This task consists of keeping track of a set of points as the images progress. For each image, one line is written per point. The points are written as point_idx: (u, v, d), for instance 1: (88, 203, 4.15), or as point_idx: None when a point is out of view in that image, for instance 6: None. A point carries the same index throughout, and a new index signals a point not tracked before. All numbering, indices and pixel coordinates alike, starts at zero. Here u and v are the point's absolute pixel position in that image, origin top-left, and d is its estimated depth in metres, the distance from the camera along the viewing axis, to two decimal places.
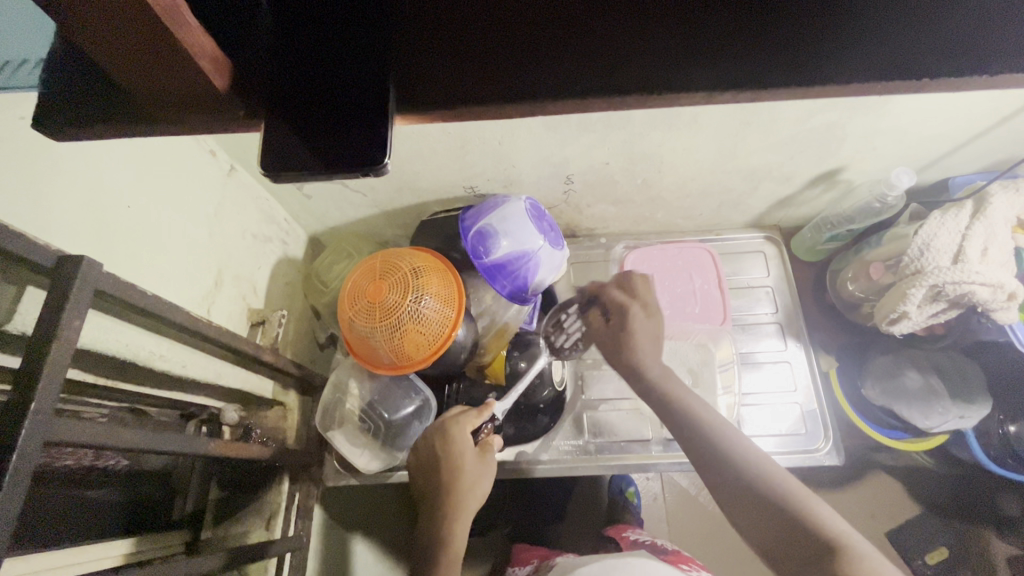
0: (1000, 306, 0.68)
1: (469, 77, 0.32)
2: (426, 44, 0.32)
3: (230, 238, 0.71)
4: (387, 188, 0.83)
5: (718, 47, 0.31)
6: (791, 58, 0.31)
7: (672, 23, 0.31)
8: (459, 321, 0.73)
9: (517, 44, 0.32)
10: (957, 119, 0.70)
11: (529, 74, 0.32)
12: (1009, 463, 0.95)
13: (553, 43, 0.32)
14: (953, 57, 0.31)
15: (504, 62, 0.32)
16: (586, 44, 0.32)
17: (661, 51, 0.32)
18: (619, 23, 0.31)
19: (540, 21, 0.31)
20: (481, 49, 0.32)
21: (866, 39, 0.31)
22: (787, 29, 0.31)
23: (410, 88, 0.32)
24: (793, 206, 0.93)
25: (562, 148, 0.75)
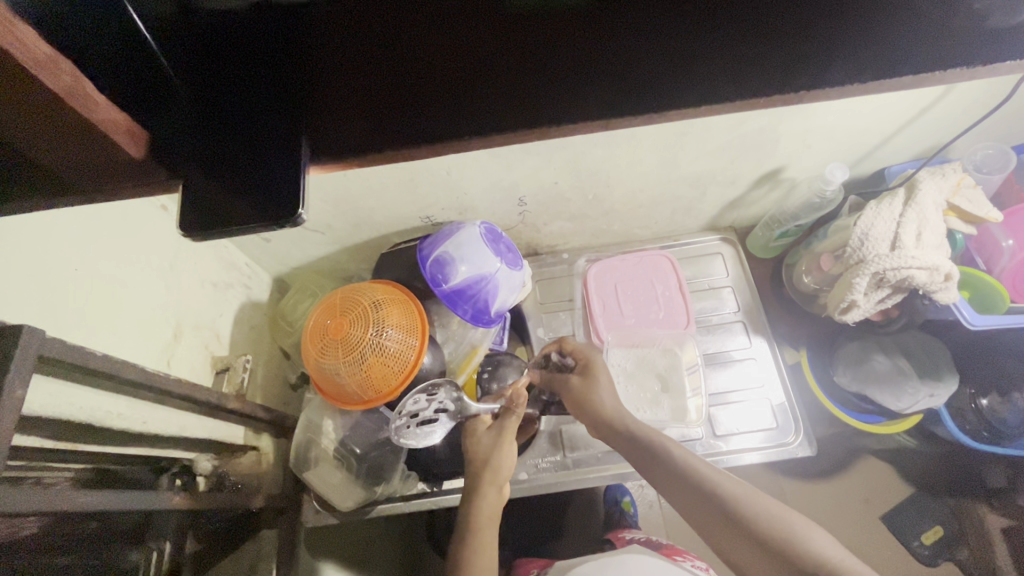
0: (939, 287, 0.71)
1: (379, 127, 0.34)
2: (334, 101, 0.34)
3: (188, 289, 0.71)
4: (345, 225, 0.84)
5: (604, 80, 0.34)
6: (678, 84, 0.34)
7: (566, 57, 0.34)
8: (423, 349, 0.74)
9: (421, 94, 0.34)
10: (880, 114, 0.73)
11: (439, 120, 0.34)
12: (984, 435, 0.99)
13: (451, 93, 0.34)
14: (834, 66, 0.33)
15: (411, 112, 0.34)
16: (486, 83, 0.34)
17: (553, 89, 0.34)
18: (515, 67, 0.34)
19: (441, 71, 0.34)
20: (389, 100, 0.34)
21: (743, 61, 0.34)
22: (671, 60, 0.34)
23: (321, 141, 0.34)
24: (743, 207, 0.96)
25: (510, 172, 0.77)
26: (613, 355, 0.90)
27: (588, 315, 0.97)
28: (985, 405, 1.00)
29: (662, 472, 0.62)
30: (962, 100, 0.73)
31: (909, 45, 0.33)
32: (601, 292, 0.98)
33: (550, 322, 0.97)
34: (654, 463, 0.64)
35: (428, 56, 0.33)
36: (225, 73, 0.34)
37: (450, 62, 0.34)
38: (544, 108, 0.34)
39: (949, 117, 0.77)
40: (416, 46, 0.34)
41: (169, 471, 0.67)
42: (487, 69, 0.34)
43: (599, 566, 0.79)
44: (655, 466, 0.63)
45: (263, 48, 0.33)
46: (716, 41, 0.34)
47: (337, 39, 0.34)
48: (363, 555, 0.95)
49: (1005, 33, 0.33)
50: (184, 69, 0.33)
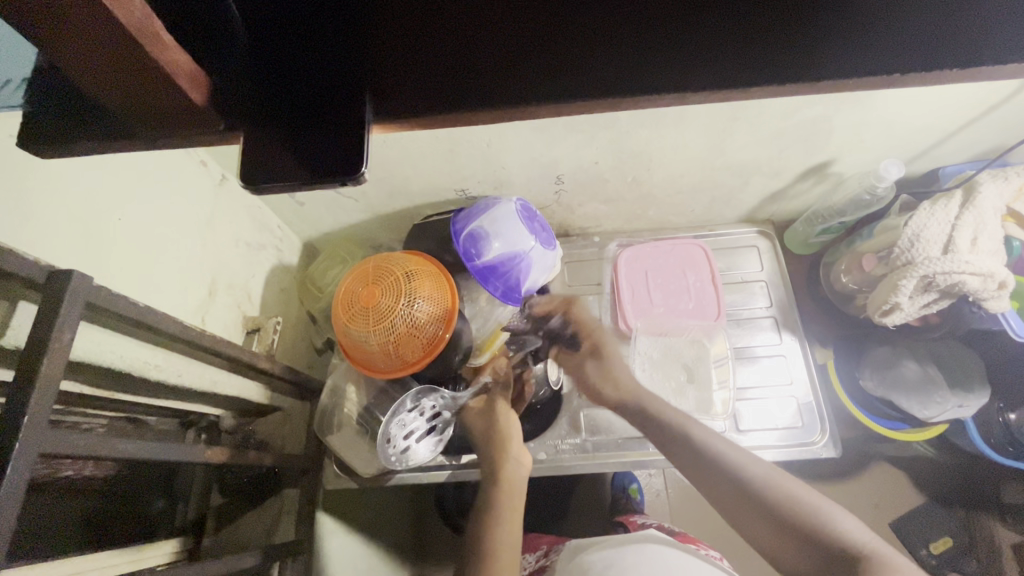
0: (991, 295, 0.68)
1: (442, 87, 0.33)
2: (400, 57, 0.33)
3: (223, 248, 0.71)
4: (379, 192, 0.83)
5: (685, 48, 0.32)
6: (761, 59, 0.32)
7: (645, 22, 0.32)
8: (453, 322, 0.73)
9: (489, 55, 0.32)
10: (943, 109, 0.70)
11: (508, 86, 0.33)
12: (1010, 451, 0.98)
13: (521, 54, 0.32)
14: (943, 52, 0.31)
15: (477, 76, 0.33)
16: (558, 48, 0.32)
17: (632, 53, 0.32)
18: (588, 31, 0.32)
19: (512, 31, 0.32)
20: (455, 59, 0.32)
21: (835, 40, 0.32)
22: (755, 35, 0.32)
23: (383, 101, 0.33)
24: (785, 200, 0.93)
25: (551, 149, 0.75)
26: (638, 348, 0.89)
27: (617, 300, 0.95)
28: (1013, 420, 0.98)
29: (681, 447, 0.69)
30: None
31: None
32: (631, 277, 0.96)
33: None
34: (678, 442, 0.69)
35: (495, 14, 0.32)
36: (290, 23, 0.32)
37: (520, 26, 0.32)
38: (620, 77, 0.32)
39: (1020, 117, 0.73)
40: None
41: (195, 427, 0.72)
42: (561, 31, 0.32)
43: (615, 548, 0.79)
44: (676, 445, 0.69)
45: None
46: (811, 18, 0.32)
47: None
48: (375, 521, 0.97)
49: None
50: (251, 15, 0.32)
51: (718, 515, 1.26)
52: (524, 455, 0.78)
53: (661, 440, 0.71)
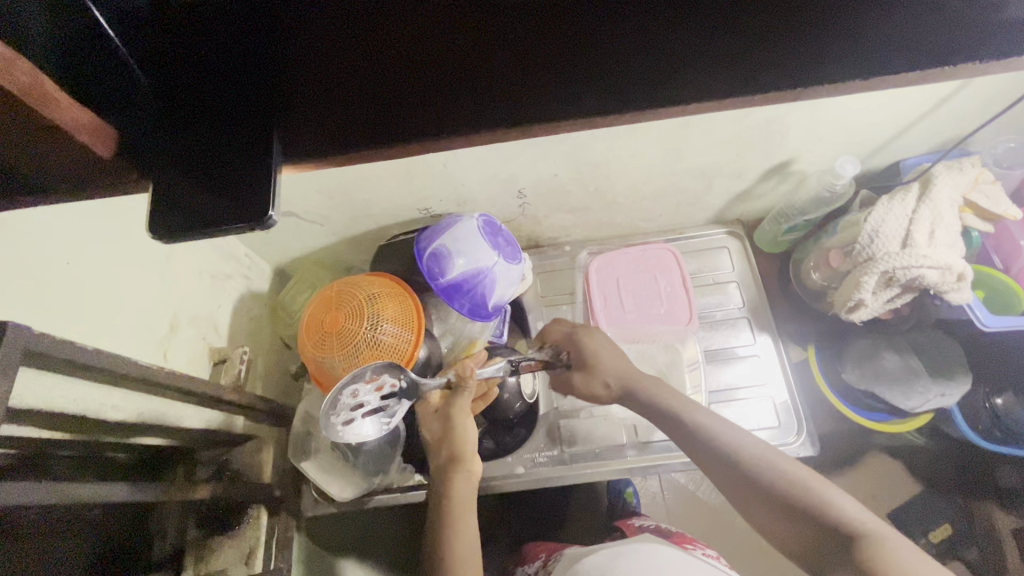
0: (951, 287, 0.67)
1: (354, 121, 0.33)
2: (305, 95, 0.33)
3: (185, 280, 0.71)
4: (343, 216, 0.83)
5: (595, 72, 0.32)
6: (657, 74, 0.32)
7: (549, 45, 0.32)
8: (419, 342, 0.73)
9: (400, 90, 0.33)
10: (893, 105, 0.70)
11: (420, 114, 0.33)
12: (996, 435, 1.00)
13: (430, 86, 0.33)
14: (859, 52, 0.32)
15: (385, 108, 0.33)
16: (466, 78, 0.33)
17: (547, 80, 0.33)
18: (495, 62, 0.32)
19: (415, 57, 0.33)
20: (364, 96, 0.33)
21: (731, 62, 0.32)
22: (657, 53, 0.32)
23: (293, 138, 0.33)
24: (750, 201, 0.93)
25: (507, 165, 0.76)
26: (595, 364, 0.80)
27: (589, 309, 0.95)
28: (1000, 405, 1.01)
29: (681, 432, 0.65)
30: (986, 89, 0.69)
31: (918, 38, 0.31)
32: (603, 286, 0.95)
33: (550, 315, 0.97)
34: (676, 424, 0.65)
35: (401, 45, 0.33)
36: (202, 75, 0.33)
37: (428, 56, 0.33)
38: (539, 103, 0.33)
39: (973, 107, 0.72)
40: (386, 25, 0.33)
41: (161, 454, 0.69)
42: (467, 61, 0.33)
43: (611, 555, 0.78)
44: (678, 429, 0.65)
45: (239, 30, 0.33)
46: (711, 38, 0.32)
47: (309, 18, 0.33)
48: (365, 542, 0.97)
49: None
50: (158, 68, 0.32)
51: (715, 514, 1.25)
52: (476, 467, 0.70)
53: (669, 422, 0.66)
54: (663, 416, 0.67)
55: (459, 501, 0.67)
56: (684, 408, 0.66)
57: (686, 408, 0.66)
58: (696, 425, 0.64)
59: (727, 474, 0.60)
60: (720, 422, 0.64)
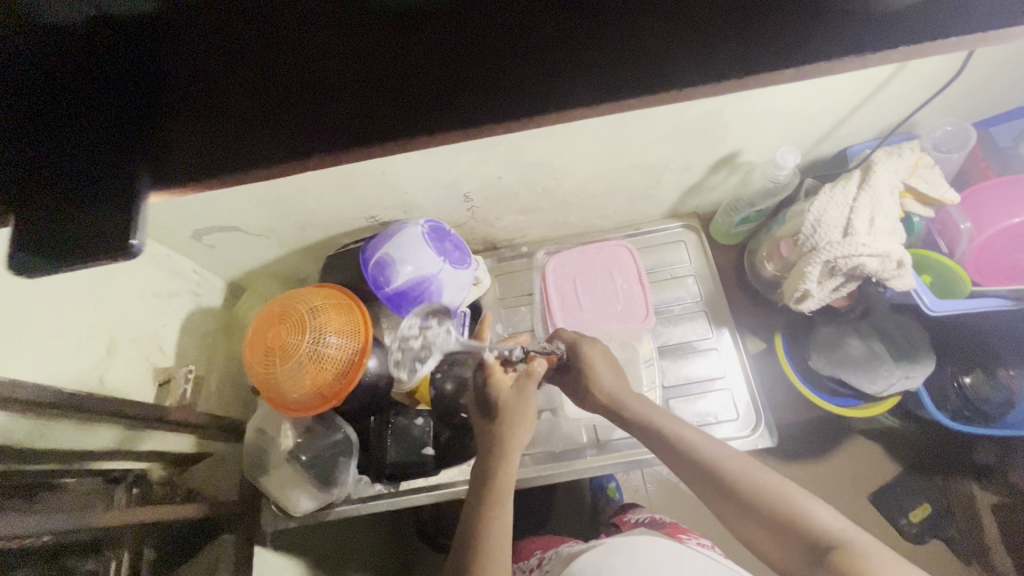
0: (892, 275, 0.67)
1: (230, 139, 0.31)
2: (175, 110, 0.31)
3: (125, 301, 0.70)
4: (288, 227, 0.82)
5: (484, 62, 0.29)
6: (544, 67, 0.29)
7: (434, 42, 0.30)
8: (365, 353, 0.72)
9: (284, 104, 0.31)
10: (830, 93, 0.70)
11: (303, 127, 0.31)
12: (965, 414, 1.02)
13: (307, 102, 0.31)
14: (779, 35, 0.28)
15: (267, 124, 0.31)
16: (352, 85, 0.30)
17: (433, 76, 0.30)
18: (378, 75, 0.30)
19: (300, 67, 0.30)
20: (247, 110, 0.31)
21: (616, 51, 0.29)
22: (538, 39, 0.29)
23: (168, 160, 0.31)
24: (703, 193, 0.92)
25: (448, 169, 0.75)
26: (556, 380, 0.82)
27: (547, 309, 0.94)
28: (967, 383, 1.02)
29: (660, 445, 0.63)
30: (920, 74, 0.68)
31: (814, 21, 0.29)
32: (560, 285, 0.95)
33: (510, 317, 0.96)
34: (654, 436, 0.64)
35: (283, 56, 0.30)
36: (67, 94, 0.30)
37: (313, 68, 0.30)
38: (432, 112, 0.30)
39: (911, 91, 0.72)
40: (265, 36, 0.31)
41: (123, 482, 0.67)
42: (348, 70, 0.30)
43: (606, 551, 0.75)
44: (658, 443, 0.64)
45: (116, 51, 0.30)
46: (593, 23, 0.29)
47: (182, 32, 0.30)
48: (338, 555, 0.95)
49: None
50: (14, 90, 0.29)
51: (697, 506, 1.26)
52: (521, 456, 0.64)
53: (648, 435, 0.65)
54: (642, 428, 0.66)
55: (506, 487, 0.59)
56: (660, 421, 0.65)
57: (671, 422, 0.64)
58: (674, 438, 0.62)
59: (709, 486, 0.59)
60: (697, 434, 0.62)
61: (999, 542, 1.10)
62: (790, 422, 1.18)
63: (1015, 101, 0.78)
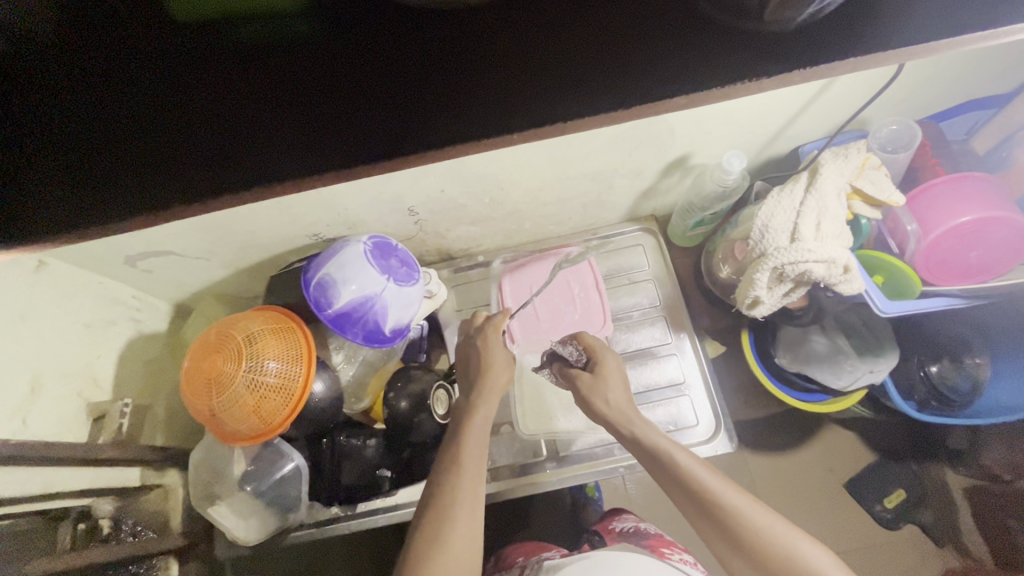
0: (839, 280, 0.66)
1: (86, 201, 0.32)
2: (42, 180, 0.32)
3: (52, 335, 0.67)
4: (228, 249, 0.80)
5: (371, 112, 0.33)
6: (450, 113, 0.32)
7: (316, 102, 0.33)
8: (308, 378, 0.70)
9: (157, 162, 0.33)
10: (773, 97, 0.68)
11: (174, 183, 0.32)
12: (933, 405, 0.99)
13: (179, 159, 0.33)
14: (644, 77, 0.32)
15: (138, 181, 0.33)
16: (229, 142, 0.33)
17: (320, 130, 0.33)
18: (227, 133, 0.33)
19: (174, 128, 0.33)
20: (122, 170, 0.33)
21: (508, 103, 0.32)
22: (436, 92, 0.32)
23: (34, 220, 0.32)
24: (657, 196, 0.91)
25: (387, 185, 0.72)
26: (517, 388, 0.88)
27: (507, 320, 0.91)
28: (934, 372, 1.00)
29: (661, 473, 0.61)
30: (864, 73, 0.67)
31: (685, 68, 0.32)
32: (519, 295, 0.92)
33: None
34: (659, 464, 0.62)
35: (157, 118, 0.33)
36: None
37: (186, 128, 0.33)
38: (287, 164, 0.32)
39: (854, 92, 0.71)
40: (116, 105, 0.33)
41: (70, 517, 0.66)
42: (226, 128, 0.33)
43: (587, 564, 0.72)
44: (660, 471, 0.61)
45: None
46: (481, 83, 0.32)
47: (53, 98, 0.32)
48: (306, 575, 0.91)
49: (821, 23, 0.31)
50: None
51: (675, 504, 1.25)
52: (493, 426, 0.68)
53: (649, 459, 0.63)
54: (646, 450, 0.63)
55: (463, 459, 0.61)
56: (663, 448, 0.62)
57: (672, 447, 0.62)
58: (677, 468, 0.60)
59: (707, 522, 0.57)
60: (701, 466, 0.60)
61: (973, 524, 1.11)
62: (760, 418, 1.18)
63: (961, 94, 0.77)
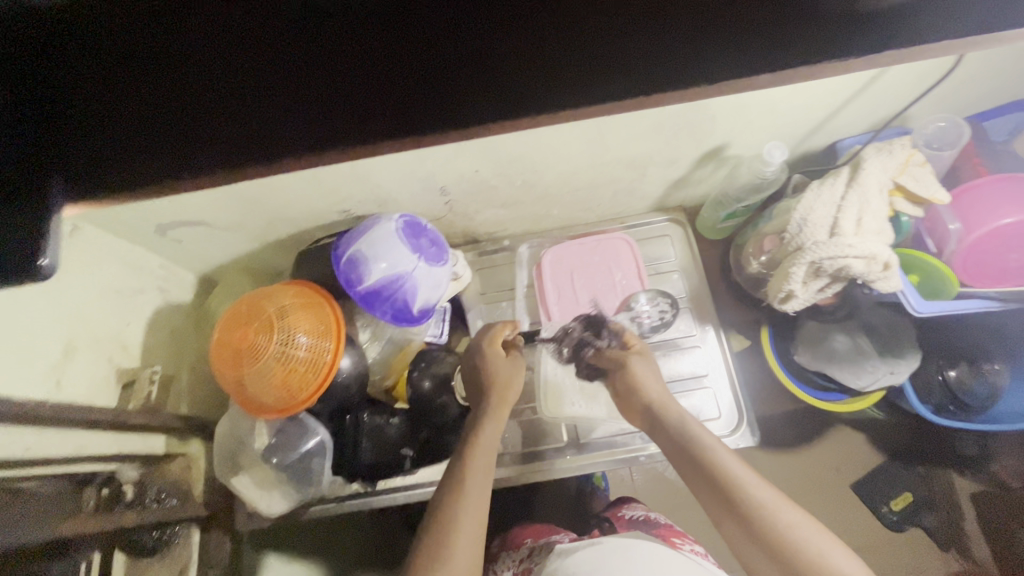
0: (878, 277, 0.65)
1: (142, 150, 0.30)
2: (91, 125, 0.29)
3: (84, 300, 0.67)
4: (258, 221, 0.79)
5: (451, 64, 0.30)
6: (533, 71, 0.30)
7: (390, 47, 0.30)
8: (337, 353, 0.70)
9: (214, 109, 0.30)
10: (821, 86, 0.67)
11: (238, 135, 0.30)
12: (951, 410, 1.00)
13: (240, 106, 0.30)
14: (737, 54, 0.29)
15: (196, 131, 0.30)
16: (291, 86, 0.30)
17: (393, 80, 0.30)
18: (289, 74, 0.30)
19: (234, 72, 0.30)
20: (174, 117, 0.30)
21: (591, 64, 0.30)
22: (519, 46, 0.30)
23: (84, 171, 0.29)
24: (689, 187, 0.90)
25: (422, 164, 0.72)
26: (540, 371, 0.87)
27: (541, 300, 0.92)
28: (953, 377, 1.00)
29: (688, 466, 0.61)
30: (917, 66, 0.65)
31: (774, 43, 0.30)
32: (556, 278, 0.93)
33: (491, 312, 0.94)
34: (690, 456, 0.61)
35: (215, 59, 0.30)
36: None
37: (247, 72, 0.30)
38: (359, 118, 0.30)
39: (901, 87, 0.70)
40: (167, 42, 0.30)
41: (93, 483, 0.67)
42: (289, 70, 0.30)
43: (603, 551, 0.70)
44: (687, 462, 0.61)
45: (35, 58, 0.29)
46: (565, 41, 0.30)
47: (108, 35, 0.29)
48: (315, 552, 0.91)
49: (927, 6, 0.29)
50: None
51: (684, 495, 1.26)
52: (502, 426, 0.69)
53: (678, 452, 0.63)
54: (675, 442, 0.63)
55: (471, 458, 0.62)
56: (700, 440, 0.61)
57: (712, 442, 0.61)
58: (709, 460, 0.59)
59: (730, 518, 0.56)
60: (733, 462, 0.59)
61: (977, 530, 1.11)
62: (773, 415, 1.18)
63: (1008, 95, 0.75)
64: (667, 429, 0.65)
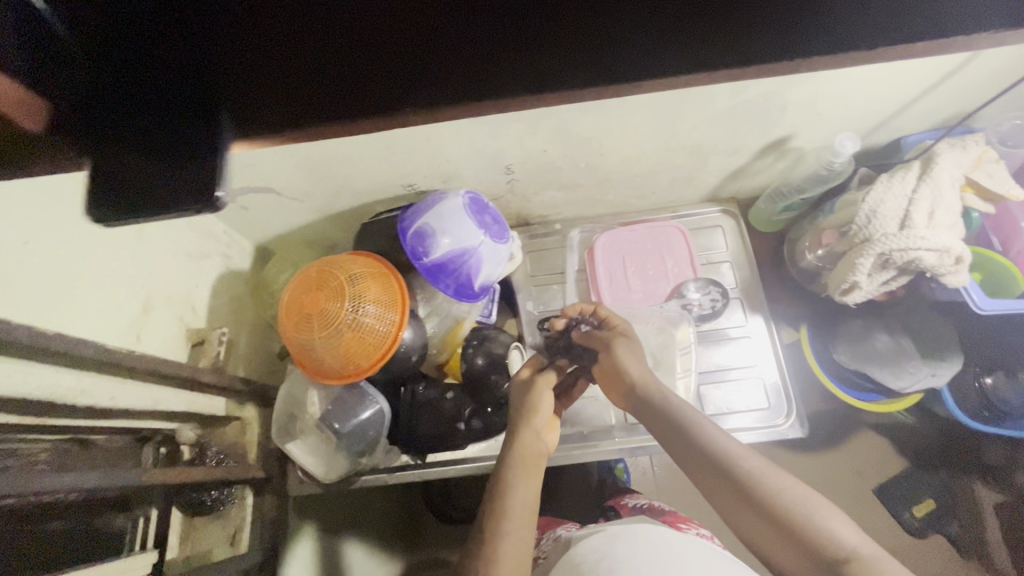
0: (949, 270, 0.66)
1: (300, 89, 0.28)
2: (253, 62, 0.28)
3: (160, 259, 0.69)
4: (324, 191, 0.80)
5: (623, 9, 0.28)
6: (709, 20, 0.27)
7: None
8: (404, 322, 0.72)
9: (372, 48, 0.28)
10: (901, 77, 0.67)
11: (394, 76, 0.28)
12: (984, 415, 0.99)
13: (398, 44, 0.28)
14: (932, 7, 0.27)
15: (351, 69, 0.28)
16: (453, 26, 0.28)
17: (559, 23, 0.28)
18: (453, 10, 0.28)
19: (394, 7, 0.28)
20: (332, 53, 0.28)
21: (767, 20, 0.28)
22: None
23: (251, 114, 0.29)
24: (746, 178, 0.90)
25: (494, 140, 0.72)
26: None
27: (593, 284, 0.93)
28: (989, 384, 0.99)
29: (680, 443, 0.57)
30: (999, 61, 0.65)
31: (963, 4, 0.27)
32: (608, 263, 0.93)
33: (540, 295, 0.95)
34: (679, 435, 0.57)
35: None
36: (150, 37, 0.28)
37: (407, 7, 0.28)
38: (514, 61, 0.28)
39: (976, 84, 0.70)
40: None
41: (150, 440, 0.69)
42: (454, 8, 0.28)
43: (609, 537, 0.68)
44: (677, 438, 0.57)
45: None
46: None
47: None
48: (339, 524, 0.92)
49: None
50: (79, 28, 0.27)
51: None
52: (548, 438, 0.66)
53: (664, 432, 0.59)
54: (661, 422, 0.59)
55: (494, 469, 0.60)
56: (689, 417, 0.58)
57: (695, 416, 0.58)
58: (702, 436, 0.56)
59: (730, 494, 0.53)
60: (722, 436, 0.56)
61: (1002, 542, 1.10)
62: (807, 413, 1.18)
63: None
64: (652, 408, 0.60)
